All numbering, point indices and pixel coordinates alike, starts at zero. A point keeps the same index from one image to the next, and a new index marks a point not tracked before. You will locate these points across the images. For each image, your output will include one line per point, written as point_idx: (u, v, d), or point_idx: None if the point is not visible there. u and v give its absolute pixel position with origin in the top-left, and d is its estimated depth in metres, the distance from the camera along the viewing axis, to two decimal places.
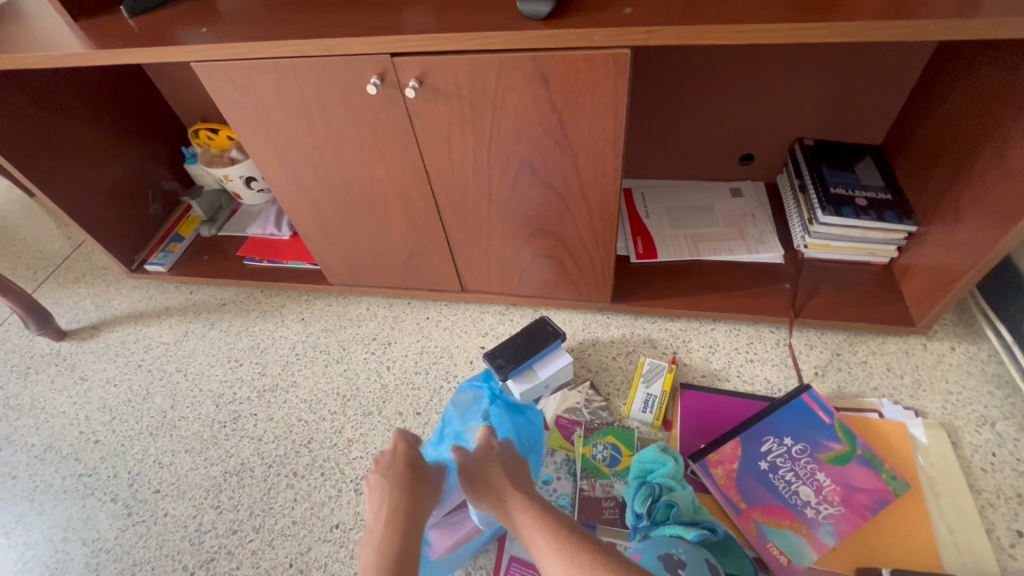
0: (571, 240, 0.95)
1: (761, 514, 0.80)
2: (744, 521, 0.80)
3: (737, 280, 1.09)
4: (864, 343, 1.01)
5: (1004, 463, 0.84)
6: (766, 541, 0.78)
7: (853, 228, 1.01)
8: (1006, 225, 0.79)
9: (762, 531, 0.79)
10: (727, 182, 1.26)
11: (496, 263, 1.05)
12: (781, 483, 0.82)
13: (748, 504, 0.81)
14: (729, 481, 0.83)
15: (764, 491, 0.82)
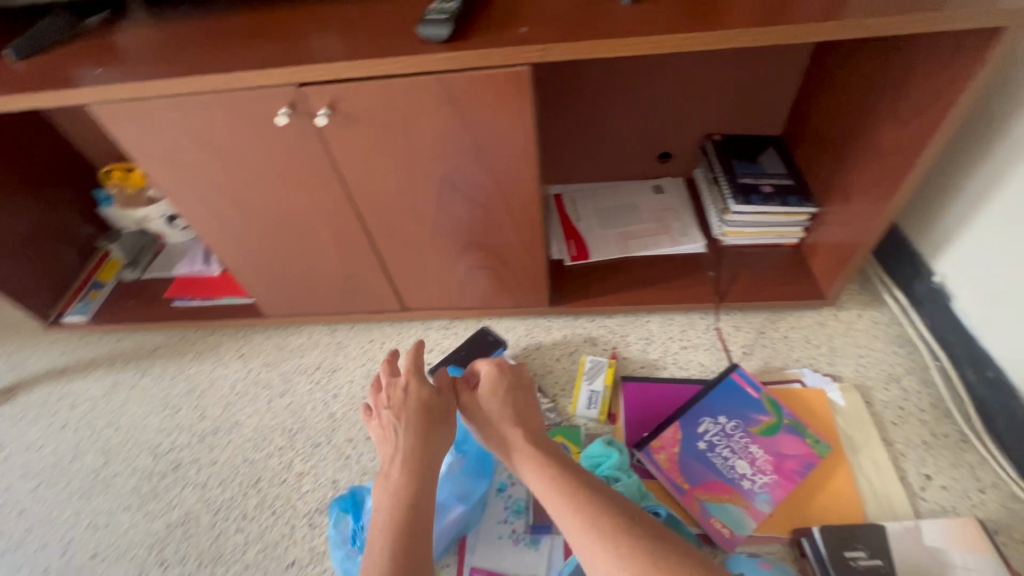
0: (503, 250, 0.98)
1: (703, 492, 0.85)
2: (688, 500, 0.84)
3: (666, 272, 1.15)
4: (783, 320, 1.09)
5: (910, 414, 0.93)
6: (709, 517, 0.82)
7: (762, 215, 1.09)
8: (885, 201, 0.87)
9: (705, 508, 0.83)
10: (649, 180, 1.33)
11: (433, 280, 1.06)
12: (719, 460, 0.87)
13: (691, 484, 0.85)
14: (671, 465, 0.87)
15: (704, 470, 0.87)
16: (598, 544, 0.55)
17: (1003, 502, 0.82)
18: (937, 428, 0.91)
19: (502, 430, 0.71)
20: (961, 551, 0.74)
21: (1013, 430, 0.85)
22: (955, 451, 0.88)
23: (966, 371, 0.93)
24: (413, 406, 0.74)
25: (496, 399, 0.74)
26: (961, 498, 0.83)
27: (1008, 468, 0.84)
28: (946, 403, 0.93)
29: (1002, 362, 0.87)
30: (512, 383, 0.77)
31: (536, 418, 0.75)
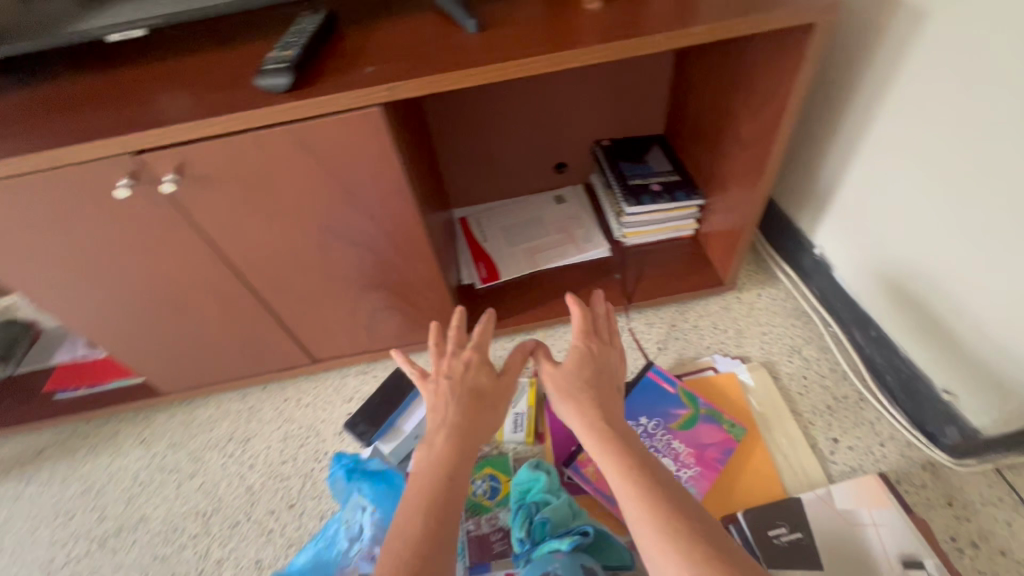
0: (404, 286, 0.95)
1: None
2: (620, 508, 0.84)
3: (576, 280, 1.16)
4: (692, 310, 1.13)
5: (814, 382, 0.98)
6: None
7: (656, 212, 1.13)
8: (757, 187, 0.92)
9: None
10: (549, 192, 1.34)
11: (340, 326, 1.01)
12: None
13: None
14: (600, 476, 0.87)
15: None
16: (663, 540, 0.52)
17: (902, 452, 0.87)
18: (837, 391, 0.96)
19: (575, 407, 0.66)
20: (869, 509, 0.78)
21: (900, 382, 0.91)
22: (855, 411, 0.93)
23: (854, 333, 0.99)
24: (474, 381, 0.70)
25: (573, 377, 0.68)
26: (865, 455, 0.88)
27: (902, 419, 0.90)
28: (842, 366, 0.99)
29: (881, 321, 0.93)
30: (597, 365, 0.70)
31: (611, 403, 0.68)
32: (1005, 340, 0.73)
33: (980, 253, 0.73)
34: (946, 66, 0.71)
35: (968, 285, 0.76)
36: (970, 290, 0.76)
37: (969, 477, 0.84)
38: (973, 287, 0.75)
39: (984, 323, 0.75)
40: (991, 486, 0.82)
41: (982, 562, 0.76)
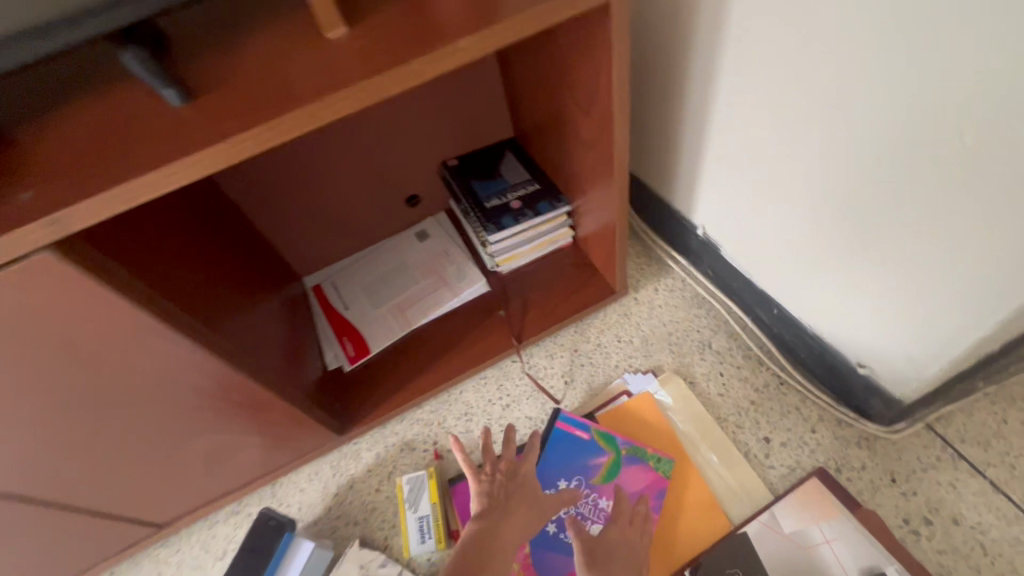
0: (236, 415, 0.76)
1: None
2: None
3: (459, 329, 1.01)
4: (591, 326, 1.01)
5: (731, 377, 0.89)
6: None
7: (524, 232, 0.99)
8: (613, 186, 0.81)
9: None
10: (408, 229, 1.17)
11: (178, 478, 0.82)
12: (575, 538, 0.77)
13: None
14: (528, 571, 0.75)
15: (563, 558, 0.75)
16: None
17: (834, 434, 0.80)
18: (757, 381, 0.87)
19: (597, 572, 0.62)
20: (820, 523, 0.70)
21: (815, 358, 0.83)
22: (779, 399, 0.85)
23: (758, 312, 0.91)
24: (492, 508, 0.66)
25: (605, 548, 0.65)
26: (800, 448, 0.80)
27: (826, 396, 0.82)
28: (755, 351, 0.90)
29: (779, 298, 0.85)
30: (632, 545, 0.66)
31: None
32: (904, 305, 0.65)
33: (857, 218, 0.64)
34: (771, 15, 0.60)
35: (851, 253, 0.67)
36: (856, 257, 0.67)
37: (905, 443, 0.77)
38: (858, 253, 0.67)
39: (878, 290, 0.67)
40: (927, 447, 0.76)
41: (938, 539, 0.70)
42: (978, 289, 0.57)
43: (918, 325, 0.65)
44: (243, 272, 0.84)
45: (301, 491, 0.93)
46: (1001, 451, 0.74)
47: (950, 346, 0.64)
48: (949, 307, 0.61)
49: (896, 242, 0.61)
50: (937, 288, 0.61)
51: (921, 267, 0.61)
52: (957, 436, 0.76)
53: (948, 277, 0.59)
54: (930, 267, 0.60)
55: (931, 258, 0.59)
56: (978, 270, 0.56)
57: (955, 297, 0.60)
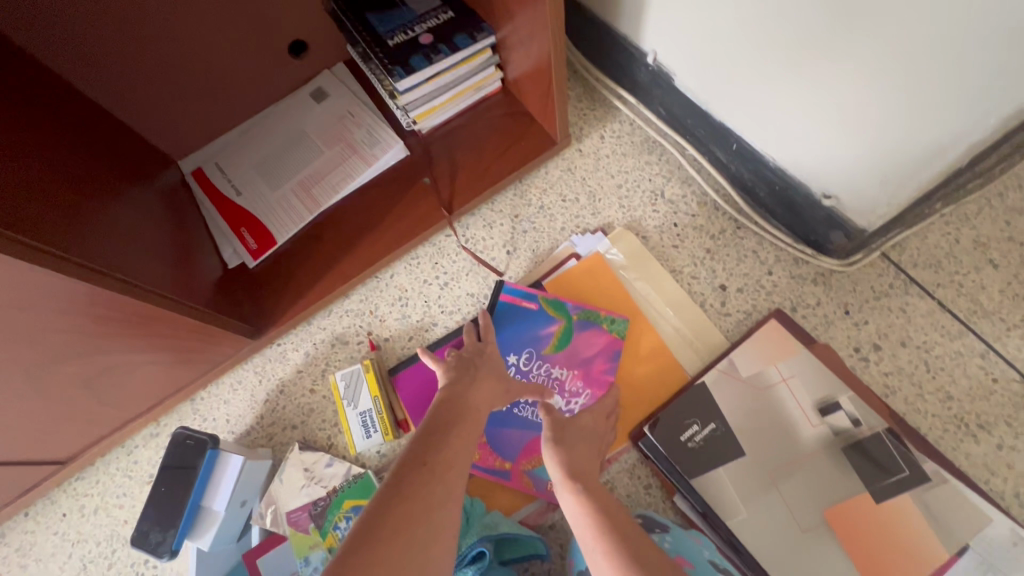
0: (107, 333, 0.62)
1: (528, 460, 0.70)
2: (519, 478, 0.70)
3: (377, 204, 0.86)
4: (532, 187, 0.88)
5: (686, 227, 0.81)
6: (545, 483, 0.70)
7: (439, 76, 0.80)
8: None
9: (537, 477, 0.70)
10: (302, 88, 0.95)
11: (64, 412, 0.69)
12: (530, 412, 0.72)
13: (512, 459, 0.71)
14: (483, 451, 0.71)
15: (519, 434, 0.71)
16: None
17: (791, 273, 0.76)
18: (713, 227, 0.80)
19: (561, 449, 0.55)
20: (776, 364, 0.67)
21: (775, 196, 0.76)
22: (735, 244, 0.79)
23: (715, 150, 0.81)
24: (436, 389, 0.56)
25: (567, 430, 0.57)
26: (757, 292, 0.76)
27: (783, 236, 0.77)
28: (710, 196, 0.82)
29: (739, 130, 0.74)
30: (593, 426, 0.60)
31: (592, 460, 0.56)
32: (886, 106, 0.55)
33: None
34: None
35: (834, 55, 0.56)
36: (839, 60, 0.56)
37: (859, 274, 0.74)
38: (843, 54, 0.55)
39: (856, 93, 0.57)
40: (880, 275, 0.73)
41: (887, 363, 0.70)
42: (981, 66, 0.47)
43: (899, 129, 0.56)
44: (63, 154, 0.62)
45: (225, 403, 0.83)
46: (952, 271, 0.72)
47: (934, 147, 0.56)
48: (941, 97, 0.51)
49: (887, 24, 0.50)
50: (928, 74, 0.50)
51: (914, 52, 0.50)
52: (910, 260, 0.74)
53: (946, 54, 0.48)
54: (925, 51, 0.49)
55: (929, 35, 0.48)
56: (986, 41, 0.45)
57: (949, 83, 0.50)
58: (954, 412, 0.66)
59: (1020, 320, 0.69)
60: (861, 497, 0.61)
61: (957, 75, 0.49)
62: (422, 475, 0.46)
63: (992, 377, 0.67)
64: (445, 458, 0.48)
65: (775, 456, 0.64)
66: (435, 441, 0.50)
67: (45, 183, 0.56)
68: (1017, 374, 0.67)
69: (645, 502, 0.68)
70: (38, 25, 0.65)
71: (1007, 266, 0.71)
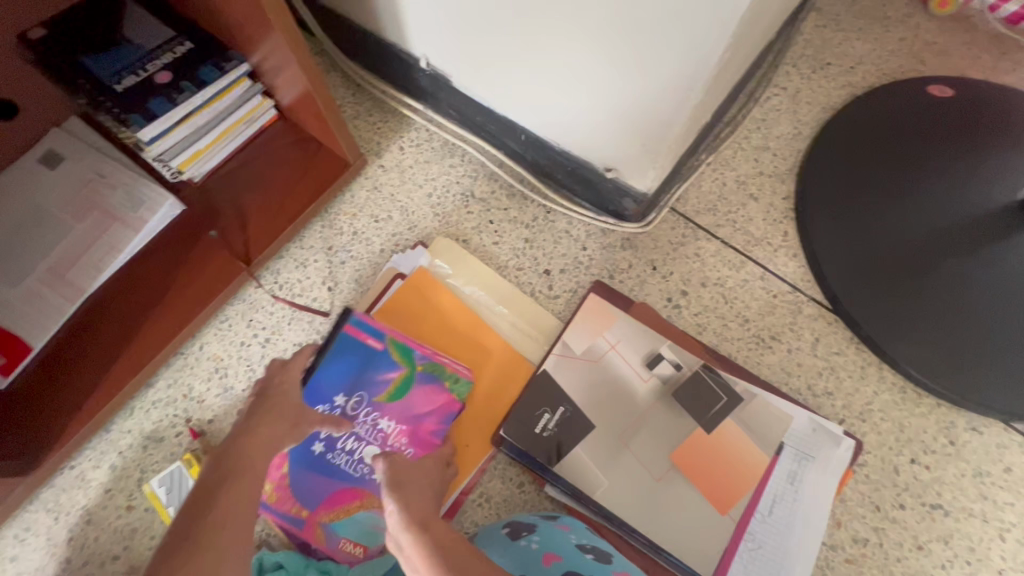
0: None
1: (327, 511, 0.67)
2: (308, 528, 0.66)
3: (159, 271, 0.74)
4: (340, 213, 0.83)
5: (501, 221, 0.82)
6: (337, 540, 0.66)
7: (192, 116, 0.70)
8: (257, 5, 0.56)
9: (330, 531, 0.66)
10: (27, 154, 0.78)
11: None
12: (343, 459, 0.69)
13: (310, 507, 0.67)
14: (280, 495, 0.67)
15: (325, 482, 0.68)
16: None
17: (602, 243, 0.81)
18: (526, 216, 0.82)
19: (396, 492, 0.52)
20: (604, 333, 0.72)
21: (570, 176, 0.79)
22: (549, 228, 0.82)
23: (507, 143, 0.82)
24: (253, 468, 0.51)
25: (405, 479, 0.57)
26: (577, 269, 0.79)
27: (587, 212, 0.81)
28: (516, 187, 0.84)
29: (521, 121, 0.76)
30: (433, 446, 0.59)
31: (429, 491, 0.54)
32: (621, 77, 0.59)
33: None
34: None
35: (566, 47, 0.60)
36: (570, 49, 0.60)
37: (657, 231, 0.81)
38: (572, 45, 0.59)
39: (597, 68, 0.60)
40: (673, 228, 0.81)
41: (694, 304, 0.77)
42: (671, 35, 0.52)
43: (638, 98, 0.61)
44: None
45: (12, 561, 0.67)
46: (725, 211, 0.82)
47: (669, 114, 0.61)
48: (662, 64, 0.56)
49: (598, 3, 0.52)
50: (642, 45, 0.55)
51: (625, 26, 0.53)
52: (693, 209, 0.82)
53: (648, 27, 0.53)
54: (633, 23, 0.53)
55: (630, 11, 0.52)
56: (666, 24, 0.51)
57: (662, 52, 0.54)
58: (751, 331, 0.76)
59: (782, 240, 0.81)
60: (696, 432, 0.67)
61: (665, 44, 0.53)
62: (184, 556, 0.42)
63: (772, 294, 0.78)
64: (212, 522, 0.44)
65: (620, 420, 0.68)
66: (199, 511, 0.45)
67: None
68: (789, 286, 0.79)
69: (522, 501, 0.68)
70: None
71: (763, 197, 0.83)
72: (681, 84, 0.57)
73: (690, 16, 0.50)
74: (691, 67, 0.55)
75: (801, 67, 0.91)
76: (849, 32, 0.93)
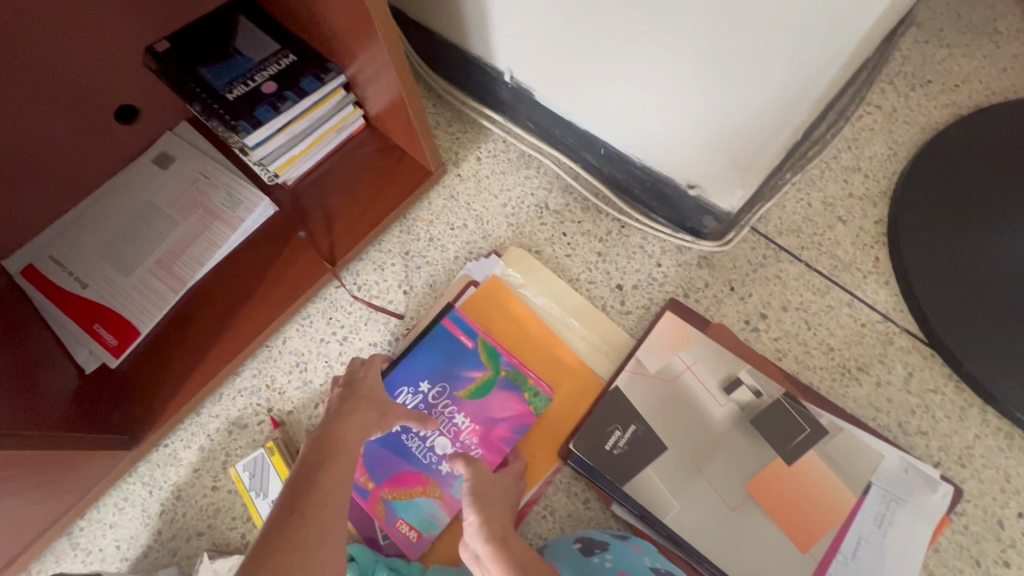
0: None
1: (391, 490, 0.69)
2: (371, 500, 0.69)
3: (251, 268, 0.79)
4: (418, 219, 0.86)
5: (575, 234, 0.82)
6: (395, 519, 0.69)
7: (293, 123, 0.75)
8: (369, 22, 0.60)
9: (391, 509, 0.69)
10: (143, 154, 0.85)
11: None
12: (415, 443, 0.71)
13: (377, 482, 0.70)
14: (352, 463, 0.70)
15: (395, 461, 0.70)
16: None
17: (678, 261, 0.79)
18: (600, 230, 0.82)
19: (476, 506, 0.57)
20: (679, 353, 0.70)
21: (648, 192, 0.79)
22: (623, 243, 0.81)
23: (585, 156, 0.82)
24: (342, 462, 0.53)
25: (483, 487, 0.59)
26: (650, 285, 0.78)
27: (663, 227, 0.80)
28: (591, 200, 0.83)
29: (603, 135, 0.76)
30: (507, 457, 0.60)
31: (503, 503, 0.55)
32: (715, 95, 0.59)
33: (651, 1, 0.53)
34: None
35: (663, 61, 0.59)
36: (667, 65, 0.59)
37: (735, 251, 0.79)
38: (669, 60, 0.58)
39: (691, 83, 0.59)
40: (754, 248, 0.79)
41: (774, 328, 0.75)
42: (780, 52, 0.51)
43: (732, 114, 0.60)
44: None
45: (112, 528, 0.73)
46: (811, 233, 0.79)
47: (764, 130, 0.59)
48: (764, 81, 0.55)
49: (700, 18, 0.52)
50: (742, 62, 0.54)
51: (728, 41, 0.52)
52: (776, 230, 0.79)
53: (755, 44, 0.51)
54: (736, 37, 0.52)
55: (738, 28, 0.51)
56: (778, 42, 0.50)
57: (764, 68, 0.53)
58: (836, 361, 0.72)
59: (872, 266, 0.77)
60: (775, 463, 0.64)
61: (768, 59, 0.52)
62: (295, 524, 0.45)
63: (860, 323, 0.74)
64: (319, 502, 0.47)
65: (694, 444, 0.66)
66: (309, 493, 0.49)
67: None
68: (879, 315, 0.74)
69: (587, 517, 0.68)
70: None
71: (853, 220, 0.79)
72: (784, 101, 0.55)
73: (800, 33, 0.48)
74: (792, 83, 0.53)
75: (898, 85, 0.86)
76: (953, 48, 0.87)
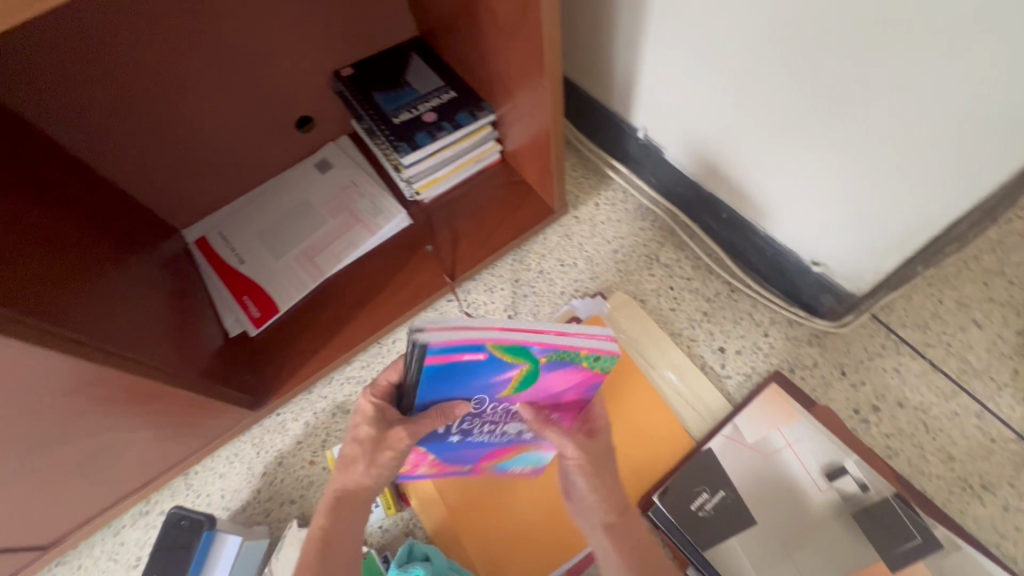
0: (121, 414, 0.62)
1: (488, 461, 0.65)
2: (479, 470, 0.68)
3: (380, 271, 0.88)
4: (532, 252, 0.91)
5: (682, 290, 0.84)
6: (507, 469, 0.69)
7: (442, 151, 0.84)
8: (540, 78, 0.67)
9: (501, 465, 0.68)
10: (307, 159, 0.98)
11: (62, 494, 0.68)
12: (484, 435, 0.57)
13: (473, 463, 0.65)
14: (437, 466, 0.63)
15: (474, 451, 0.61)
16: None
17: (787, 334, 0.78)
18: (708, 290, 0.83)
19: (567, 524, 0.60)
20: (780, 428, 0.68)
21: (765, 261, 0.79)
22: (731, 307, 0.81)
23: (705, 218, 0.85)
24: None
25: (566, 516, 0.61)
26: (755, 354, 0.77)
27: (775, 299, 0.79)
28: (704, 260, 0.85)
29: (728, 200, 0.79)
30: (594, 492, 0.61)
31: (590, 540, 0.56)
32: (863, 180, 0.59)
33: (819, 81, 0.56)
34: None
35: (811, 141, 0.61)
36: (814, 145, 0.61)
37: (852, 335, 0.76)
38: (819, 142, 0.60)
39: (839, 164, 0.60)
40: (872, 336, 0.76)
41: (886, 423, 0.71)
42: (943, 150, 0.52)
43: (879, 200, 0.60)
44: (60, 224, 0.61)
45: (220, 478, 0.81)
46: (939, 331, 0.75)
47: (911, 221, 0.59)
48: (916, 175, 0.55)
49: (871, 105, 0.53)
50: (900, 153, 0.55)
51: (887, 134, 0.54)
52: (899, 321, 0.76)
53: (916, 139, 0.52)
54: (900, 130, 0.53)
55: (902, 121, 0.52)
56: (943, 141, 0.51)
57: (924, 160, 0.54)
58: (957, 473, 0.67)
59: (1009, 379, 0.71)
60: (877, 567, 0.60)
61: (932, 155, 0.53)
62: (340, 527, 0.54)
63: (989, 437, 0.68)
64: None
65: (786, 526, 0.64)
66: None
67: (41, 248, 0.55)
68: (1012, 433, 0.68)
69: None
70: (94, 120, 0.72)
71: (990, 326, 0.74)
72: (937, 198, 0.55)
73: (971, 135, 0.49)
74: (955, 184, 0.53)
75: None
76: None
